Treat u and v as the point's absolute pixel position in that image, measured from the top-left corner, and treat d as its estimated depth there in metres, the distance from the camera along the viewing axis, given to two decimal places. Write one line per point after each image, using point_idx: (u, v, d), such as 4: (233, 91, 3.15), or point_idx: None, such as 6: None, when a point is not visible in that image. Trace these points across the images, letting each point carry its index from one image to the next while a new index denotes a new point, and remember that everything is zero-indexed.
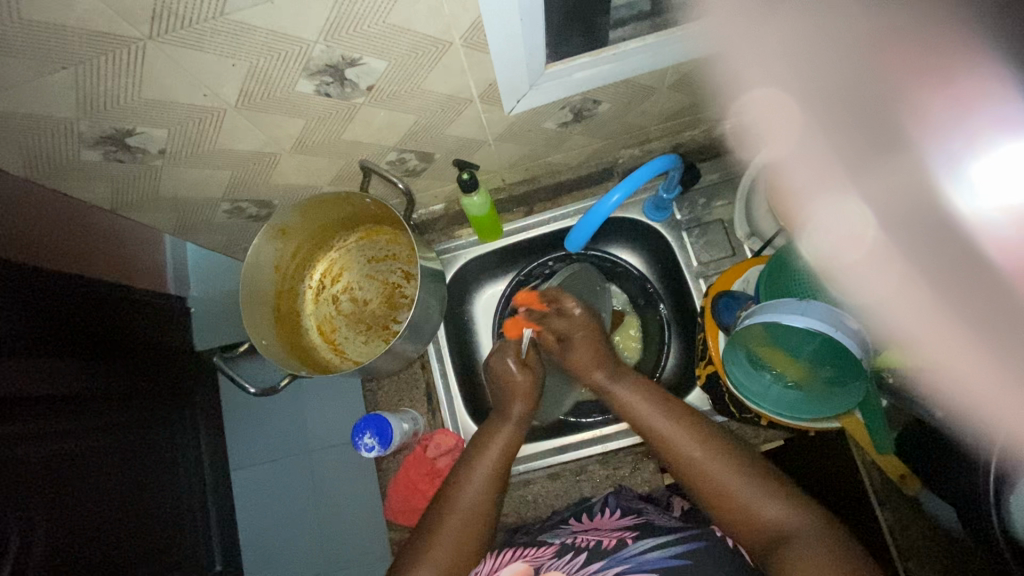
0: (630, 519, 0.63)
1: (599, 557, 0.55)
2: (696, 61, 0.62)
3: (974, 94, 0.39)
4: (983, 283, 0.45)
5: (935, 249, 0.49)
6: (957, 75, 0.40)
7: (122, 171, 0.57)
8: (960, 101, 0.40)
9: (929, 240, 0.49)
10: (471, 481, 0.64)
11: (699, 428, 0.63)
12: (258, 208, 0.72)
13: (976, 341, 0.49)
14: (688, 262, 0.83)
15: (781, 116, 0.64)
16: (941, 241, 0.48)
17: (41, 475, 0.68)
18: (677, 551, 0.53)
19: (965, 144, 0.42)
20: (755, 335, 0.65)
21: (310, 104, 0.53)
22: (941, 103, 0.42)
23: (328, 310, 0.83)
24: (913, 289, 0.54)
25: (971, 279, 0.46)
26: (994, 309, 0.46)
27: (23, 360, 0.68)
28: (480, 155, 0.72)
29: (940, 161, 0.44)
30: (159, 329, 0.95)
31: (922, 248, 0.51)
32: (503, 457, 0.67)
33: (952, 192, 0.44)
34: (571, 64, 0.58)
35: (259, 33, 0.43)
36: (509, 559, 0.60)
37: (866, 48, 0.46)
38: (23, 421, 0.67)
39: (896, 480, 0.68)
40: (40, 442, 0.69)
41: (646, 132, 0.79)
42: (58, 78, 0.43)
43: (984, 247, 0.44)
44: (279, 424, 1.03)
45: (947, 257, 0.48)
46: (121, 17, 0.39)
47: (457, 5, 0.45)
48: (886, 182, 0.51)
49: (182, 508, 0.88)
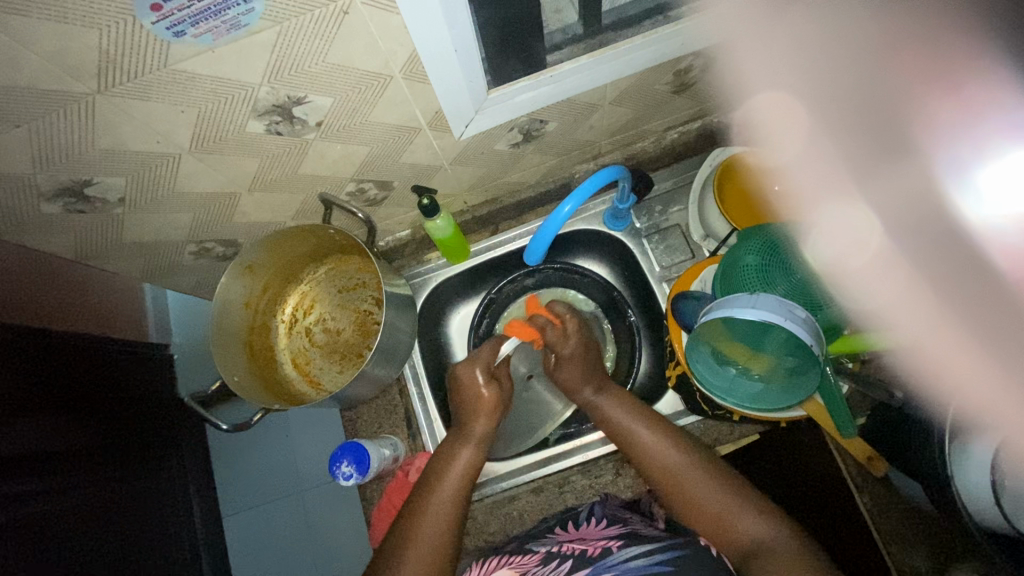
0: (614, 528, 0.63)
1: (583, 565, 0.55)
2: (633, 77, 0.66)
3: (986, 103, 0.48)
4: (987, 287, 0.56)
5: (937, 253, 0.61)
6: (963, 77, 0.49)
7: (85, 222, 0.59)
8: (968, 104, 0.50)
9: (925, 246, 0.62)
10: (420, 538, 0.58)
11: (667, 437, 0.64)
12: (224, 248, 0.74)
13: (979, 344, 0.59)
14: (651, 267, 0.86)
15: (792, 119, 0.75)
16: (948, 245, 0.59)
17: (44, 532, 0.68)
18: (661, 558, 0.52)
19: (972, 150, 0.52)
20: (714, 331, 0.66)
21: (262, 143, 0.55)
22: (947, 106, 0.53)
23: (301, 342, 0.84)
24: (921, 292, 0.63)
25: (981, 282, 0.57)
26: (999, 314, 0.56)
27: (20, 420, 0.70)
28: (438, 180, 0.75)
29: (951, 164, 0.55)
30: (138, 372, 0.93)
31: (924, 250, 0.62)
32: (454, 508, 0.62)
33: (962, 197, 0.55)
34: (512, 88, 0.61)
35: (204, 80, 0.45)
36: (495, 566, 0.61)
37: (881, 52, 0.59)
38: (23, 481, 0.68)
39: (864, 462, 0.69)
40: (41, 501, 0.70)
41: (597, 146, 0.82)
42: (12, 136, 0.45)
43: (992, 247, 0.54)
44: (264, 464, 1.02)
45: (952, 263, 0.60)
46: (67, 74, 0.41)
47: (392, 41, 0.47)
48: (892, 187, 0.64)
49: (176, 555, 0.87)
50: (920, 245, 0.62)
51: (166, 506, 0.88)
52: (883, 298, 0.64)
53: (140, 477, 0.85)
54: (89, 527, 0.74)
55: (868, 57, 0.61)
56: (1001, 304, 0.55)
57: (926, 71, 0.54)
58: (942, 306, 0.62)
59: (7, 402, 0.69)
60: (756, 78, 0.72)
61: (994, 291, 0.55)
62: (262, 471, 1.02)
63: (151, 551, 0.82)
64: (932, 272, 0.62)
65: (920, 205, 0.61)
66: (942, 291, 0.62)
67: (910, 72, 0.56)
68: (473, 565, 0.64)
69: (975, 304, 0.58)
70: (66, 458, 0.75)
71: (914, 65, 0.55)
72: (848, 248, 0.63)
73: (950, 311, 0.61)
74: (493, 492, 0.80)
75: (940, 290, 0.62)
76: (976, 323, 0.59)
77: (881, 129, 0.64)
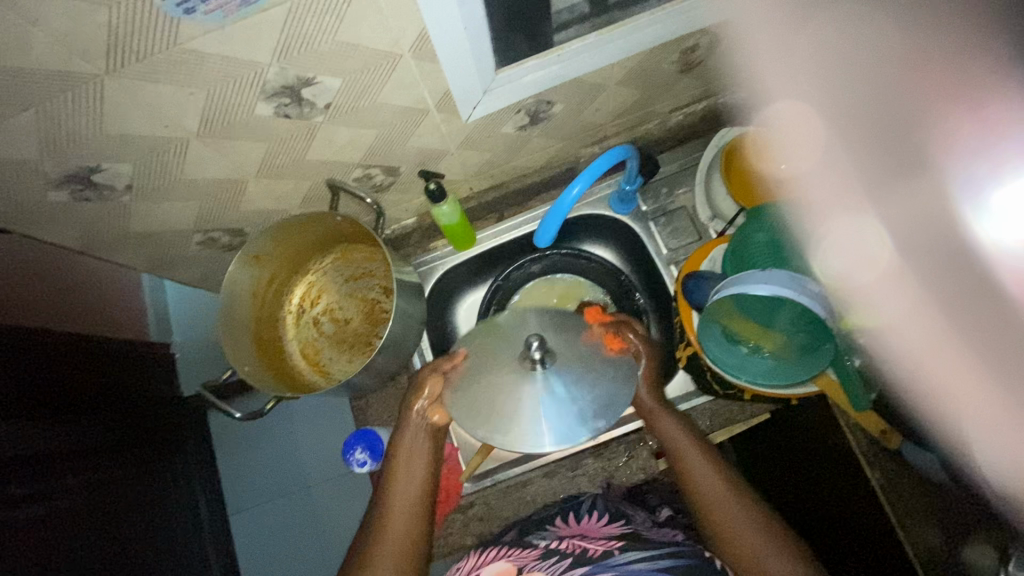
0: (616, 526, 0.64)
1: (584, 564, 0.56)
2: (641, 56, 0.65)
3: (1008, 119, 0.44)
4: (996, 311, 0.47)
5: (949, 274, 0.51)
6: (982, 89, 0.45)
7: (92, 210, 0.58)
8: (989, 126, 0.45)
9: (959, 268, 0.49)
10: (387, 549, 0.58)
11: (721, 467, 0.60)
12: (230, 237, 0.73)
13: (985, 373, 0.49)
14: (658, 249, 0.86)
15: (806, 126, 0.69)
16: (956, 266, 0.50)
17: (51, 532, 0.67)
18: (663, 564, 0.54)
19: (990, 170, 0.45)
20: (725, 309, 0.67)
21: (270, 127, 0.55)
22: (965, 122, 0.47)
23: (309, 332, 0.84)
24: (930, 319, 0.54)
25: (981, 302, 0.48)
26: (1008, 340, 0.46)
27: (23, 419, 0.69)
28: (445, 164, 0.74)
29: (964, 182, 0.47)
30: (141, 371, 0.93)
31: (939, 271, 0.52)
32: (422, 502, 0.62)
33: (969, 217, 0.48)
34: (520, 67, 0.60)
35: (213, 60, 0.44)
36: (492, 557, 0.62)
37: (902, 63, 0.53)
38: (27, 482, 0.67)
39: (877, 435, 0.67)
40: (48, 500, 0.69)
41: (603, 128, 0.82)
42: (19, 120, 0.44)
43: (999, 272, 0.46)
44: (272, 459, 1.02)
45: (963, 282, 0.49)
46: (76, 54, 0.41)
47: (402, 18, 0.47)
48: (916, 203, 0.53)
49: (182, 552, 0.86)
50: (924, 266, 0.54)
51: (171, 503, 0.88)
52: (889, 314, 0.58)
53: (146, 474, 0.85)
54: (99, 525, 0.74)
55: (888, 70, 0.55)
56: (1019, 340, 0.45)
57: (949, 86, 0.48)
58: (948, 328, 0.52)
59: (9, 402, 0.68)
60: (765, 62, 0.72)
61: (1006, 315, 0.46)
62: (270, 467, 1.01)
63: (159, 547, 0.82)
64: (957, 300, 0.50)
65: (926, 225, 0.52)
66: (949, 315, 0.51)
67: (927, 93, 0.50)
68: (473, 552, 0.66)
69: (994, 337, 0.47)
70: (69, 458, 0.74)
71: (942, 80, 0.49)
72: (854, 263, 0.59)
73: (952, 341, 0.52)
74: (504, 478, 0.80)
75: (948, 313, 0.51)
76: (988, 354, 0.48)
77: (901, 144, 0.54)
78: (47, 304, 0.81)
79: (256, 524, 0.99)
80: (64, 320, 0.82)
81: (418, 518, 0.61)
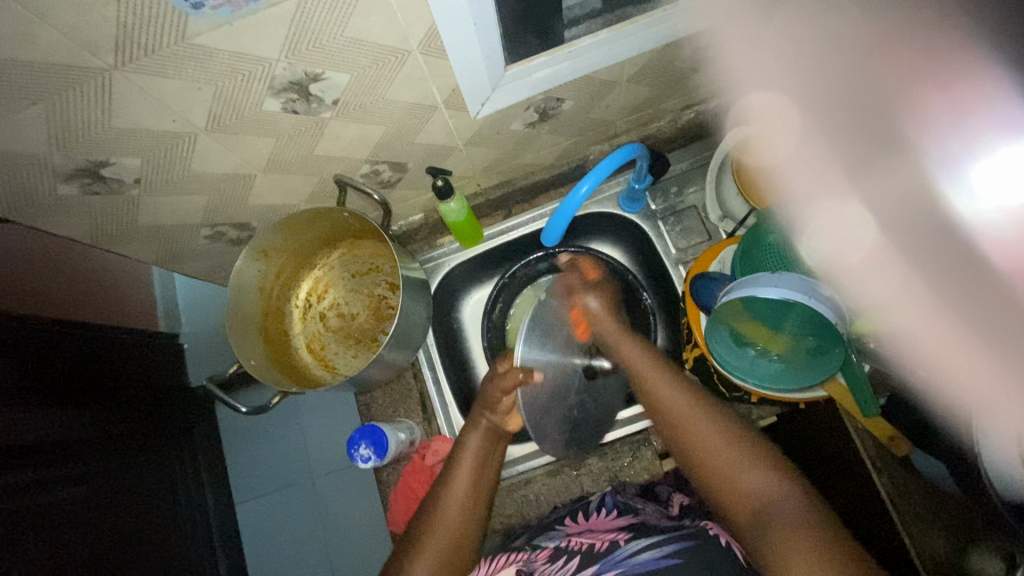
0: (624, 519, 0.62)
1: (592, 562, 0.53)
2: (652, 52, 0.64)
3: (975, 103, 0.43)
4: (989, 290, 0.49)
5: (937, 249, 0.54)
6: (956, 77, 0.44)
7: (101, 204, 0.58)
8: (961, 104, 0.45)
9: (928, 239, 0.55)
10: (432, 540, 0.58)
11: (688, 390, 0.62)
12: (239, 232, 0.73)
13: (979, 344, 0.53)
14: (666, 249, 0.85)
15: (785, 117, 0.70)
16: (938, 240, 0.53)
17: (62, 522, 0.68)
18: (669, 551, 0.50)
19: (965, 146, 0.46)
20: (733, 311, 0.66)
21: (278, 122, 0.54)
22: (941, 105, 0.47)
23: (316, 327, 0.84)
24: (917, 292, 0.57)
25: (971, 278, 0.50)
26: (996, 314, 0.49)
27: (34, 409, 0.70)
28: (453, 161, 0.74)
29: (941, 163, 0.50)
30: (150, 363, 0.94)
31: (921, 247, 0.56)
32: (474, 500, 0.62)
33: (954, 194, 0.49)
34: (529, 64, 0.59)
35: (222, 55, 0.44)
36: (502, 563, 0.58)
37: (871, 52, 0.54)
38: (35, 471, 0.68)
39: (886, 442, 0.67)
40: (58, 490, 0.70)
41: (612, 126, 0.81)
42: (29, 114, 0.45)
43: (983, 243, 0.48)
44: (278, 454, 1.02)
45: (950, 258, 0.53)
46: (85, 48, 0.40)
47: (410, 13, 0.46)
48: (886, 185, 0.59)
49: (187, 540, 0.86)
50: (912, 241, 0.57)
51: (179, 493, 0.88)
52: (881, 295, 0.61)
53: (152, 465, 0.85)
54: (101, 517, 0.73)
55: (859, 57, 0.56)
56: (993, 300, 0.49)
57: (915, 67, 0.49)
58: (939, 301, 0.56)
59: (20, 393, 0.69)
60: (746, 78, 0.73)
61: (992, 287, 0.49)
62: (276, 461, 1.02)
63: (164, 536, 0.82)
64: (930, 270, 0.56)
65: (911, 204, 0.56)
66: (939, 287, 0.55)
67: (900, 74, 0.51)
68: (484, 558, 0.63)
69: (973, 298, 0.52)
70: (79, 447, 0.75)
71: (910, 66, 0.49)
72: (842, 245, 0.61)
73: (947, 308, 0.55)
74: (509, 476, 0.81)
75: (933, 282, 0.56)
76: (973, 315, 0.52)
77: (876, 127, 0.58)
78: (47, 297, 0.80)
79: (261, 515, 1.00)
80: (73, 311, 0.83)
81: (475, 511, 0.62)
